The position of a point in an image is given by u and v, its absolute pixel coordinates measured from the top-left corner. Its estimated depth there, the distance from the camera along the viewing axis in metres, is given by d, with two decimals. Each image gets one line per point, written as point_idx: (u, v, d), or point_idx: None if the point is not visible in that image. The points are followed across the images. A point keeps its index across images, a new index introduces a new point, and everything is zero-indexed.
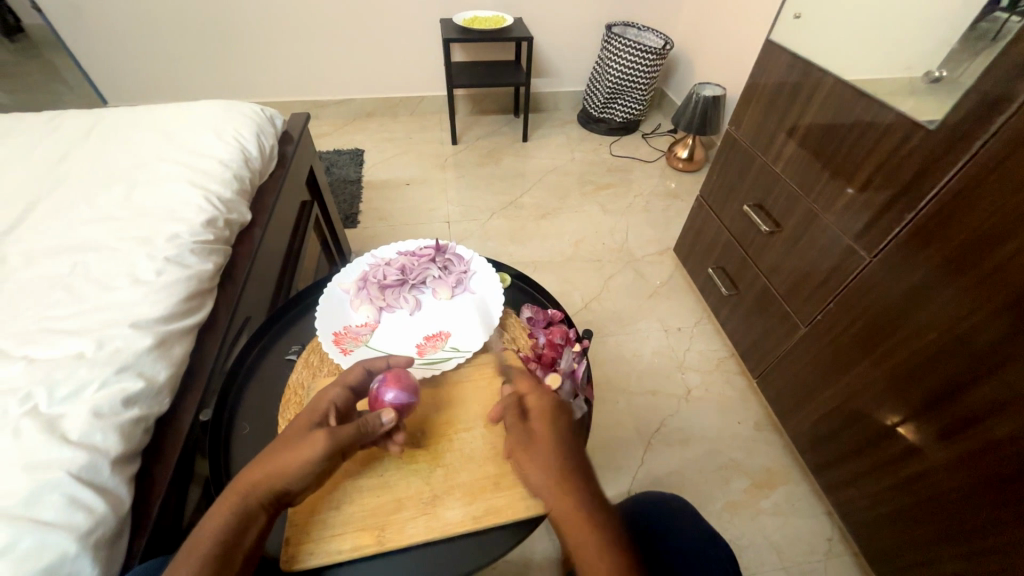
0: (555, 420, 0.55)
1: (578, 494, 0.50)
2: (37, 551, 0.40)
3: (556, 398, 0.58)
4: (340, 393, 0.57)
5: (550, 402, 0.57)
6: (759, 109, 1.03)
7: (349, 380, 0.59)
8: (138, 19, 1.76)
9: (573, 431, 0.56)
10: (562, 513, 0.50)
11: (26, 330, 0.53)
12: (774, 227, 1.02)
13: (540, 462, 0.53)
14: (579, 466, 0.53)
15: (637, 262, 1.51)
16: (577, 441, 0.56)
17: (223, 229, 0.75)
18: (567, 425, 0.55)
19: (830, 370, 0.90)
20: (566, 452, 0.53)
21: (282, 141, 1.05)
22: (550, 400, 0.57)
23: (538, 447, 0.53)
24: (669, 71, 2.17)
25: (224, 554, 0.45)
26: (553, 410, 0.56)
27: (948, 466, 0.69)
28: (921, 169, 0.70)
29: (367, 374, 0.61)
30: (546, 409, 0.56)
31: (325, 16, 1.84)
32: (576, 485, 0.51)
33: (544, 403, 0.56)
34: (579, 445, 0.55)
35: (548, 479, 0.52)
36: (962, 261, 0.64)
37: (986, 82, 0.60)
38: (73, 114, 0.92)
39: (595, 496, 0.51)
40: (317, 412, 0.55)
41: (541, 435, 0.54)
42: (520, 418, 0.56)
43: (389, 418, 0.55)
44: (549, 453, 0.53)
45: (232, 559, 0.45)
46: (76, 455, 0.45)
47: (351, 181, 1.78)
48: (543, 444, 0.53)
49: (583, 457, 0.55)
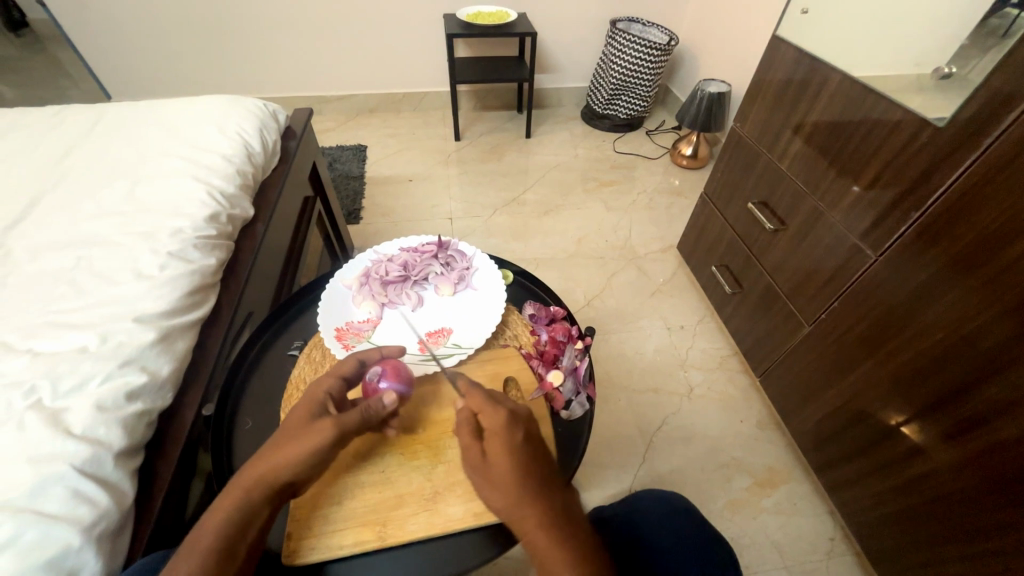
0: (509, 439, 0.51)
1: (541, 516, 0.48)
2: (42, 544, 0.40)
3: (509, 412, 0.53)
4: (335, 384, 0.57)
5: (503, 419, 0.52)
6: (764, 106, 1.02)
7: (342, 372, 0.59)
8: (142, 14, 1.76)
9: (530, 446, 0.52)
10: (524, 531, 0.48)
11: (31, 323, 0.54)
12: (779, 225, 1.01)
13: (498, 488, 0.49)
14: (540, 483, 0.50)
15: (640, 259, 1.51)
16: (537, 454, 0.52)
17: (225, 225, 0.75)
18: (522, 442, 0.52)
19: (833, 370, 0.89)
20: (523, 472, 0.50)
21: (284, 137, 1.05)
22: (503, 415, 0.52)
23: (494, 472, 0.50)
24: (674, 67, 2.15)
25: (228, 548, 0.45)
26: (507, 426, 0.52)
27: (952, 467, 0.68)
28: (928, 167, 0.69)
29: (360, 367, 0.61)
30: (499, 427, 0.52)
31: (329, 11, 1.84)
32: (538, 506, 0.48)
33: (497, 421, 0.52)
34: (540, 459, 0.52)
35: (508, 505, 0.49)
36: (970, 261, 0.64)
37: (997, 79, 0.59)
38: (76, 109, 0.92)
39: (557, 508, 0.49)
40: (316, 403, 0.55)
41: (496, 459, 0.50)
42: (473, 442, 0.52)
43: (390, 400, 0.56)
44: (506, 478, 0.49)
45: (236, 552, 0.45)
46: (80, 448, 0.45)
47: (354, 176, 1.78)
48: (498, 469, 0.50)
49: (545, 470, 0.51)
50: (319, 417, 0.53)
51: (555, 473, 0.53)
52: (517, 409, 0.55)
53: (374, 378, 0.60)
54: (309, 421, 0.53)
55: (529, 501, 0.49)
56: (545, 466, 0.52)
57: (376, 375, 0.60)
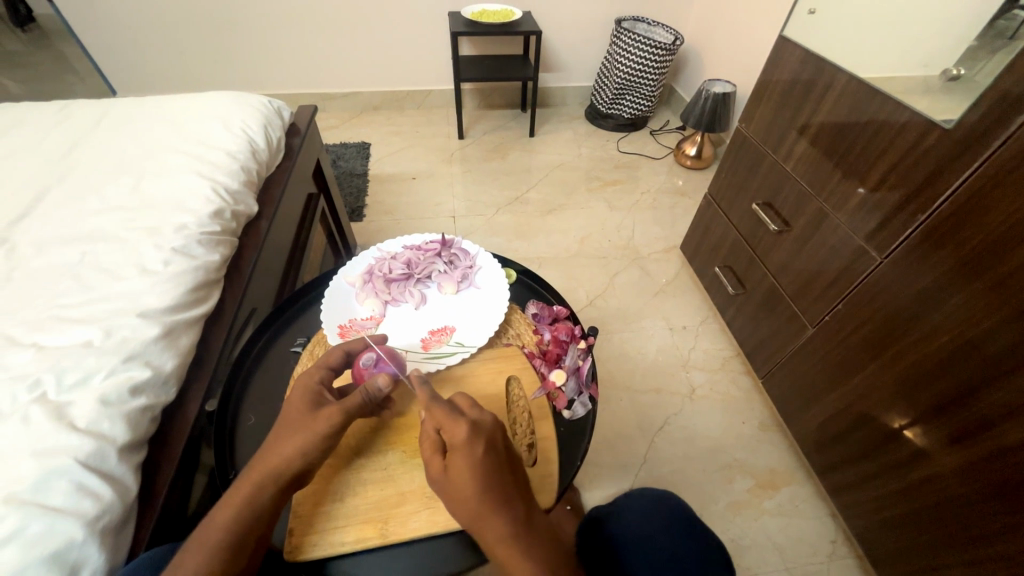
0: (469, 454, 0.49)
1: (503, 531, 0.46)
2: (46, 537, 0.40)
3: (470, 426, 0.50)
4: (325, 375, 0.58)
5: (463, 434, 0.50)
6: (770, 106, 1.01)
7: (329, 363, 0.59)
8: (147, 10, 1.76)
9: (492, 459, 0.49)
10: (491, 546, 0.47)
11: (36, 317, 0.54)
12: (783, 226, 1.01)
13: (460, 503, 0.48)
14: (504, 498, 0.48)
15: (643, 259, 1.51)
16: (501, 468, 0.50)
17: (230, 221, 0.75)
18: (485, 455, 0.49)
19: (837, 372, 0.89)
20: (487, 487, 0.48)
21: (288, 133, 1.05)
22: (464, 430, 0.50)
23: (455, 488, 0.48)
24: (679, 66, 2.15)
25: (238, 543, 0.45)
26: (468, 441, 0.49)
27: (956, 472, 0.68)
28: (935, 170, 0.69)
29: (346, 357, 0.61)
30: (460, 442, 0.50)
31: (333, 8, 1.83)
32: (501, 523, 0.47)
33: (458, 436, 0.49)
34: (504, 472, 0.50)
35: (471, 520, 0.47)
36: (977, 265, 0.63)
37: (1005, 81, 0.59)
38: (81, 104, 0.93)
39: (523, 519, 0.48)
40: (310, 391, 0.55)
41: (457, 475, 0.48)
42: (437, 457, 0.50)
43: (384, 382, 0.56)
44: (467, 494, 0.47)
45: (244, 547, 0.46)
46: (83, 442, 0.45)
47: (357, 174, 1.78)
48: (458, 485, 0.48)
49: (509, 484, 0.49)
50: (322, 408, 0.54)
51: (522, 485, 0.50)
52: (480, 421, 0.52)
53: (368, 364, 0.61)
54: (311, 414, 0.53)
55: (491, 517, 0.47)
56: (510, 478, 0.50)
57: (371, 361, 0.61)
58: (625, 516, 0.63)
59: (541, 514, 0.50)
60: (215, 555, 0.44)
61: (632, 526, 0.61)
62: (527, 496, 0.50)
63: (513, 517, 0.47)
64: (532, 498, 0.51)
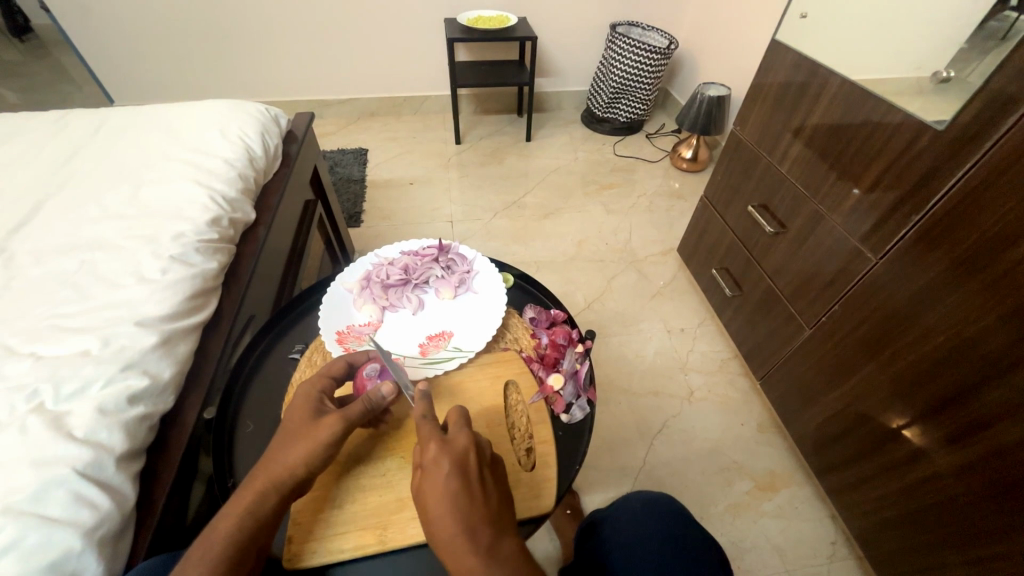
0: (435, 472, 0.48)
1: (462, 555, 0.44)
2: (43, 548, 0.40)
3: (438, 444, 0.50)
4: (326, 383, 0.58)
5: (432, 452, 0.50)
6: (764, 109, 1.02)
7: (330, 372, 0.59)
8: (144, 19, 1.77)
9: (460, 479, 0.48)
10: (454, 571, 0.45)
11: (34, 327, 0.54)
12: (779, 227, 1.01)
13: (425, 522, 0.47)
14: (466, 521, 0.46)
15: (640, 262, 1.51)
16: (468, 488, 0.48)
17: (227, 228, 0.75)
18: (451, 473, 0.48)
19: (835, 374, 0.89)
20: (450, 506, 0.46)
21: (286, 140, 1.06)
22: (433, 446, 0.50)
23: (422, 506, 0.48)
24: (674, 70, 2.16)
25: (240, 553, 0.45)
26: (436, 458, 0.49)
27: (955, 471, 0.68)
28: (929, 171, 0.69)
29: (349, 367, 0.61)
30: (429, 459, 0.50)
31: (330, 16, 1.84)
32: (459, 546, 0.45)
33: (428, 452, 0.50)
34: (472, 492, 0.48)
35: (435, 542, 0.46)
36: (972, 264, 0.64)
37: (997, 81, 0.59)
38: (79, 113, 0.93)
39: (486, 546, 0.45)
40: (312, 399, 0.55)
41: (424, 493, 0.48)
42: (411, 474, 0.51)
43: (389, 390, 0.56)
44: (431, 513, 0.47)
45: (246, 557, 0.45)
46: (82, 452, 0.45)
47: (355, 180, 1.79)
48: (425, 504, 0.48)
49: (475, 506, 0.47)
50: (322, 417, 0.54)
51: (493, 507, 0.48)
52: (454, 439, 0.52)
53: (371, 373, 0.61)
54: (313, 421, 0.53)
55: (451, 539, 0.45)
56: (478, 499, 0.48)
57: (375, 371, 0.62)
58: (626, 518, 0.63)
59: (515, 540, 0.47)
60: (217, 566, 0.43)
61: (630, 531, 0.61)
62: (498, 520, 0.47)
63: (474, 542, 0.45)
64: (504, 521, 0.48)
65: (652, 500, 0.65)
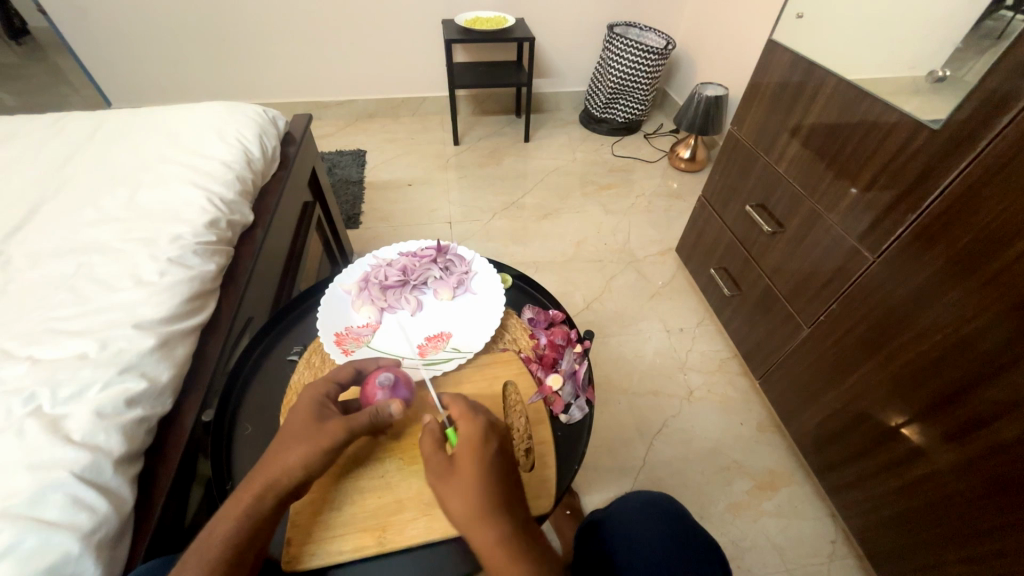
0: (479, 448, 0.50)
1: (493, 532, 0.45)
2: (41, 551, 0.40)
3: (484, 424, 0.52)
4: (331, 388, 0.58)
5: (479, 429, 0.52)
6: (761, 109, 1.02)
7: (337, 377, 0.59)
8: (142, 22, 1.78)
9: (502, 459, 0.51)
10: (485, 547, 0.45)
11: (31, 330, 0.54)
12: (777, 227, 1.01)
13: (457, 497, 0.47)
14: (506, 498, 0.48)
15: (639, 262, 1.51)
16: (507, 469, 0.50)
17: (225, 230, 0.75)
18: (497, 452, 0.50)
19: (833, 373, 0.89)
20: (493, 482, 0.48)
21: (284, 142, 1.05)
22: (478, 425, 0.52)
23: (460, 479, 0.48)
24: (671, 71, 2.16)
25: (237, 556, 0.45)
26: (484, 436, 0.51)
27: (954, 468, 0.68)
28: (924, 171, 0.69)
29: (357, 375, 0.61)
30: (468, 437, 0.51)
31: (328, 18, 1.85)
32: (492, 522, 0.46)
33: (475, 429, 0.51)
34: (510, 473, 0.50)
35: (467, 517, 0.46)
36: (967, 263, 0.64)
37: (992, 80, 0.60)
38: (76, 115, 0.93)
39: (522, 524, 0.47)
40: (315, 402, 0.55)
41: (465, 467, 0.49)
42: (438, 453, 0.51)
43: (396, 411, 0.55)
44: (469, 486, 0.47)
45: (244, 560, 0.45)
46: (79, 455, 0.45)
47: (353, 181, 1.79)
48: (466, 478, 0.48)
49: (513, 486, 0.50)
50: (326, 421, 0.53)
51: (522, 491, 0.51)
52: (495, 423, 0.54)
53: (383, 384, 0.58)
54: (316, 425, 0.53)
55: (484, 515, 0.46)
56: (510, 482, 0.50)
57: (386, 383, 0.59)
58: (622, 517, 0.63)
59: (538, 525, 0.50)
60: (217, 566, 0.44)
61: (624, 532, 0.61)
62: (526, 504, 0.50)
63: (511, 518, 0.47)
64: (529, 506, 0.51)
65: (652, 502, 0.64)
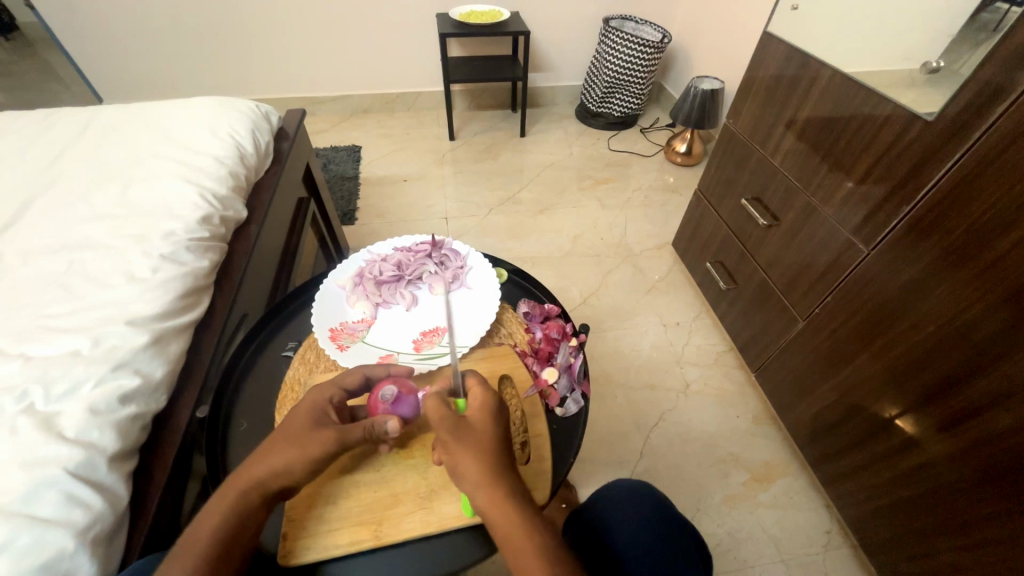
0: (492, 414, 0.52)
1: (506, 495, 0.47)
2: (35, 549, 0.40)
3: (496, 394, 0.55)
4: (336, 393, 0.57)
5: (493, 397, 0.54)
6: (757, 102, 1.02)
7: (345, 384, 0.58)
8: (133, 18, 1.76)
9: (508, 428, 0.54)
10: (501, 506, 0.47)
11: (23, 327, 0.53)
12: (772, 220, 1.01)
13: (474, 457, 0.49)
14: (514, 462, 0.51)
15: (636, 257, 1.51)
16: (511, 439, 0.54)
17: (219, 226, 0.75)
18: (507, 421, 0.54)
19: (828, 365, 0.90)
20: (505, 447, 0.51)
21: (278, 138, 1.04)
22: (492, 394, 0.54)
23: (478, 440, 0.50)
24: (667, 64, 2.16)
25: (225, 550, 0.45)
26: (498, 404, 0.54)
27: (948, 457, 0.69)
28: (918, 162, 0.70)
29: (366, 381, 0.60)
30: (480, 403, 0.53)
31: (321, 13, 1.83)
32: (506, 484, 0.48)
33: (491, 397, 0.54)
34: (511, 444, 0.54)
35: (484, 477, 0.48)
36: (961, 253, 0.64)
37: (986, 72, 0.60)
38: (66, 112, 0.91)
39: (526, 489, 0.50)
40: (317, 409, 0.54)
41: (482, 430, 0.51)
42: (449, 416, 0.51)
43: (393, 429, 0.54)
44: (486, 448, 0.49)
45: (231, 554, 0.45)
46: (74, 452, 0.45)
47: (349, 177, 1.78)
48: (484, 439, 0.50)
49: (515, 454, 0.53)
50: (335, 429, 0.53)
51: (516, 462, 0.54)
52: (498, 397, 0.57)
53: (385, 398, 0.57)
54: (312, 430, 0.52)
55: (499, 476, 0.48)
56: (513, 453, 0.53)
57: (388, 397, 0.57)
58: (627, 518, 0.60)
59: None
60: (202, 560, 0.43)
61: (610, 519, 0.61)
62: None
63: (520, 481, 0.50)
64: None
65: (643, 498, 0.63)
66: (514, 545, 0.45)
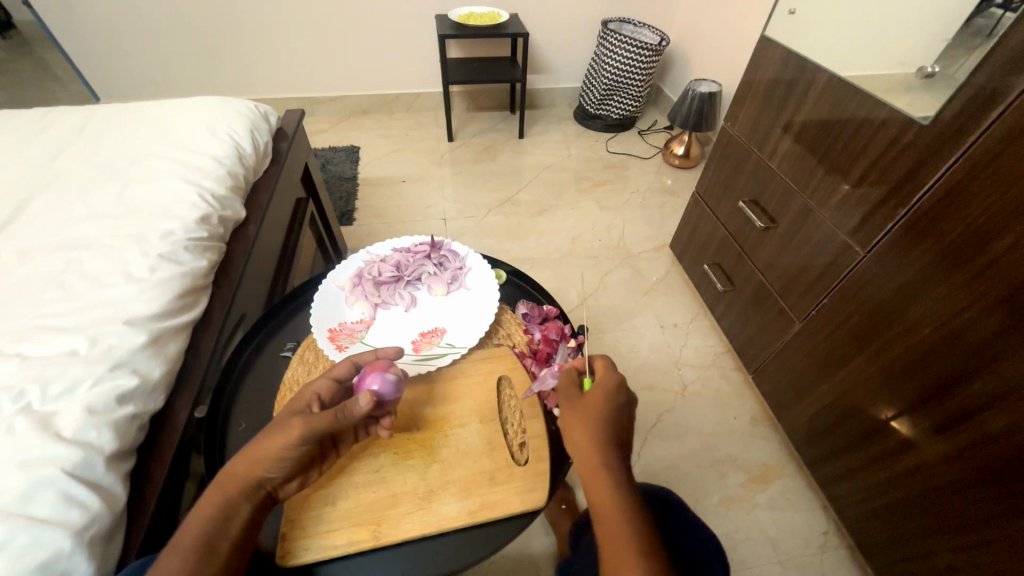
0: (610, 395, 0.55)
1: (598, 467, 0.50)
2: (33, 548, 0.40)
3: (619, 377, 0.57)
4: (323, 385, 0.56)
5: (614, 378, 0.57)
6: (754, 105, 1.03)
7: (335, 374, 0.58)
8: (130, 17, 1.76)
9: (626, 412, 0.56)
10: (590, 475, 0.51)
11: (20, 327, 0.53)
12: (769, 222, 1.02)
13: (579, 423, 0.54)
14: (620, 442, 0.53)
15: (634, 258, 1.52)
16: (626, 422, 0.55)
17: (217, 226, 0.74)
18: (625, 406, 0.56)
19: (824, 366, 0.91)
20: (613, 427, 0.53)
21: (276, 138, 1.04)
22: (612, 375, 0.57)
23: (587, 413, 0.54)
24: (666, 67, 2.17)
25: (210, 543, 0.45)
26: (615, 387, 0.56)
27: (944, 458, 0.69)
28: (914, 165, 0.70)
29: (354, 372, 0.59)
30: (603, 381, 0.57)
31: (320, 14, 1.84)
32: (601, 457, 0.51)
33: (610, 379, 0.57)
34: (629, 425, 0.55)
35: (583, 444, 0.52)
36: (955, 257, 0.65)
37: (980, 77, 0.60)
38: (63, 111, 0.91)
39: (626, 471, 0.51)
40: (299, 402, 0.54)
41: (595, 406, 0.55)
42: (568, 387, 0.58)
43: (363, 400, 0.51)
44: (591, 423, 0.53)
45: (217, 548, 0.46)
46: (71, 452, 0.45)
47: (346, 178, 1.77)
48: (593, 414, 0.54)
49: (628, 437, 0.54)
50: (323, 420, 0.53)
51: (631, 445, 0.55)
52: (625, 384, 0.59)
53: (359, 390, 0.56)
54: None
55: (598, 448, 0.52)
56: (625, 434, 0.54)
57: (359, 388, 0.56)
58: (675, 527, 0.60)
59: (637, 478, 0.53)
60: (188, 557, 0.44)
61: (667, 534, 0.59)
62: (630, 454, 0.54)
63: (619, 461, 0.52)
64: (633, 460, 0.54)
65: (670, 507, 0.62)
66: (595, 509, 0.49)
